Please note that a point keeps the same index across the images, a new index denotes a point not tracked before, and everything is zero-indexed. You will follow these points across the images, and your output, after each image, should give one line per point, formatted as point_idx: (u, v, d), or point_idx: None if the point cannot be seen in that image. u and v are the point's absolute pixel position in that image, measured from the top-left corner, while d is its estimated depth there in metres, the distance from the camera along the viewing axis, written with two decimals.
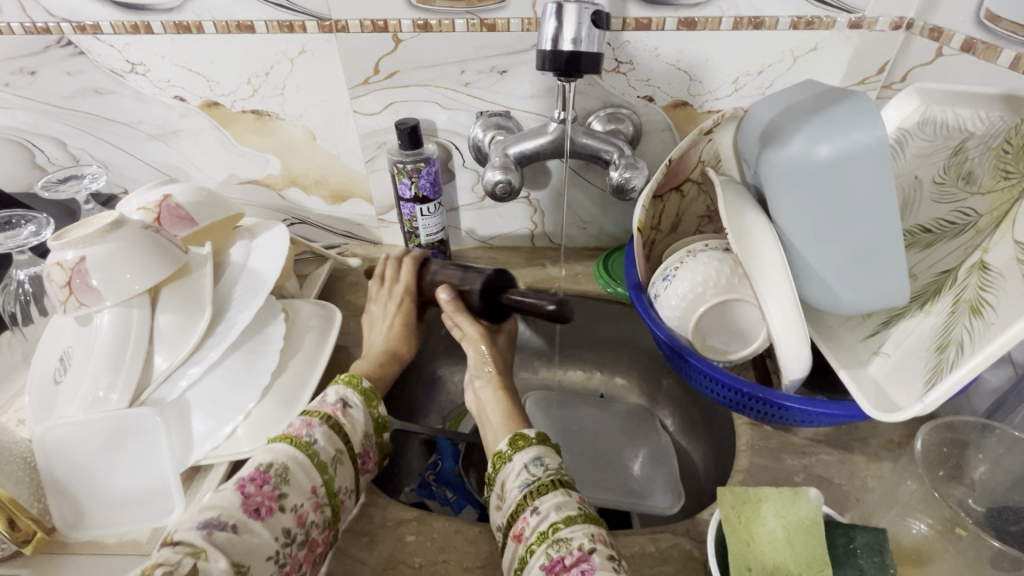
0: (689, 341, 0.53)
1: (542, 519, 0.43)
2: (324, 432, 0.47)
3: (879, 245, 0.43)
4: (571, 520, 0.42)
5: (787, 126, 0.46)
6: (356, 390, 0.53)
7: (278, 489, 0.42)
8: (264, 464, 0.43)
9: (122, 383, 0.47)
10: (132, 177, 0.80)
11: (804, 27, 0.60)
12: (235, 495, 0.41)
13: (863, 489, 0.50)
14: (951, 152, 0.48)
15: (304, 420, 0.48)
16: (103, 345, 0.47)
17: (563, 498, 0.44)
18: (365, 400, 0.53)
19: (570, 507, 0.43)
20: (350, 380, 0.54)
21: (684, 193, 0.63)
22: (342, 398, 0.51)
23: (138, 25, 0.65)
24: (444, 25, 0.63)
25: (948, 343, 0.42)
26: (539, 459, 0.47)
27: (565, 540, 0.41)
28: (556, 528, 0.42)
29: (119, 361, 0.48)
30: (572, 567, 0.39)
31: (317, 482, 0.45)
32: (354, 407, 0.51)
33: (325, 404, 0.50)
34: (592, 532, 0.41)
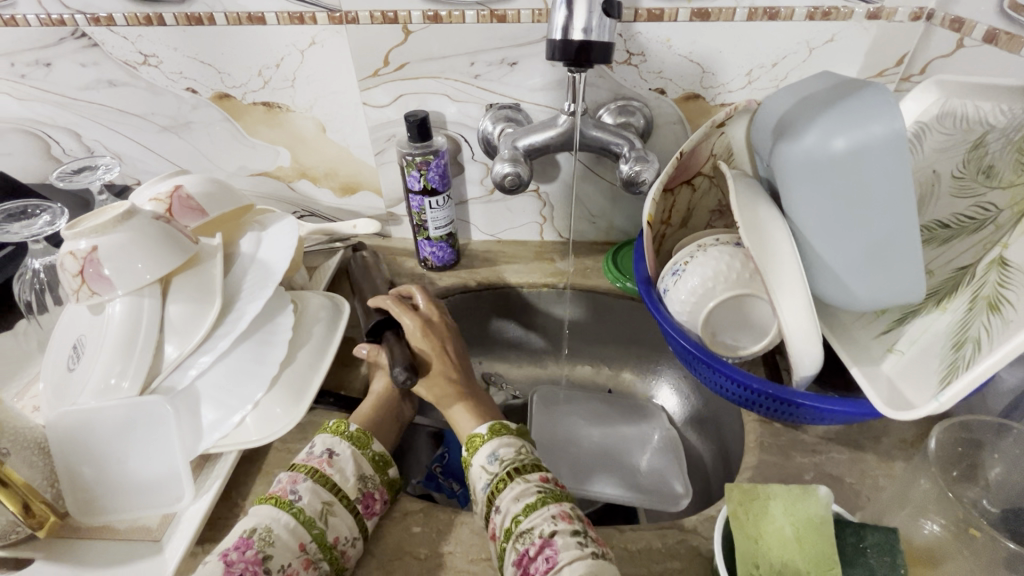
0: (698, 336, 0.53)
1: (504, 516, 0.45)
2: (308, 487, 0.46)
3: (896, 240, 0.42)
4: (531, 509, 0.44)
5: (801, 119, 0.45)
6: (344, 436, 0.51)
7: (261, 553, 0.41)
8: (246, 530, 0.43)
9: (133, 370, 0.48)
10: (145, 169, 0.81)
11: (821, 17, 0.59)
12: (218, 567, 0.40)
13: (874, 489, 0.49)
14: (971, 145, 0.46)
15: (289, 477, 0.47)
16: (115, 332, 0.48)
17: (521, 487, 0.46)
18: (355, 444, 0.51)
19: (530, 495, 0.45)
20: (338, 427, 0.53)
21: (695, 186, 0.62)
22: (327, 448, 0.50)
23: (151, 17, 0.65)
24: (454, 16, 0.62)
25: (965, 341, 0.41)
26: (493, 455, 0.50)
27: (527, 531, 0.43)
28: (518, 521, 0.44)
29: (130, 350, 0.48)
30: (536, 556, 0.41)
31: (306, 538, 0.43)
32: (342, 454, 0.50)
33: (312, 457, 0.49)
34: (553, 514, 0.44)
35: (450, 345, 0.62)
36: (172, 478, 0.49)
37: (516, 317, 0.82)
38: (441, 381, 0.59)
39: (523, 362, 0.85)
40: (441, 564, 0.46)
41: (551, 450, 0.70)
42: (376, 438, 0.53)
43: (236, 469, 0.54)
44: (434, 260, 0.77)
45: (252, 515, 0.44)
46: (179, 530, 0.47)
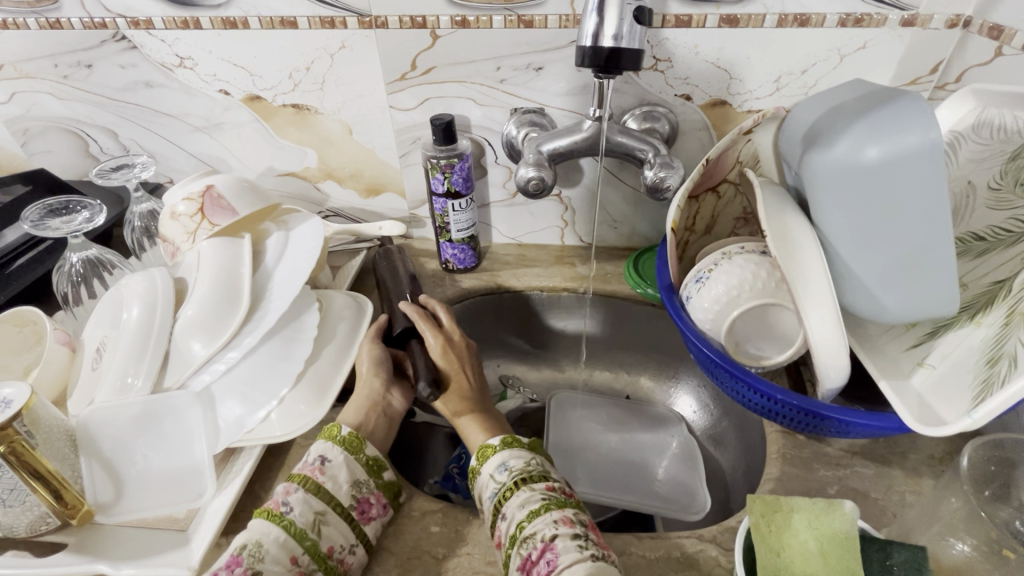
0: (721, 345, 0.52)
1: (510, 522, 0.45)
2: (300, 498, 0.45)
3: (928, 252, 0.41)
4: (535, 515, 0.44)
5: (833, 127, 0.45)
6: (335, 441, 0.51)
7: (251, 570, 0.41)
8: (237, 547, 0.42)
9: (146, 370, 0.50)
10: (177, 167, 0.83)
11: (853, 24, 0.58)
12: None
13: (901, 505, 0.48)
14: (1010, 156, 0.46)
15: (281, 487, 0.46)
16: (130, 337, 0.51)
17: (526, 494, 0.46)
18: (347, 448, 0.50)
19: (534, 502, 0.45)
20: (332, 430, 0.52)
21: (720, 193, 0.62)
22: (320, 454, 0.49)
23: (188, 20, 0.67)
24: (482, 21, 0.63)
25: (1000, 356, 0.40)
26: (502, 464, 0.49)
27: (530, 536, 0.43)
28: (522, 527, 0.44)
29: (144, 350, 0.51)
30: (538, 559, 0.41)
31: (297, 551, 0.43)
32: (335, 461, 0.49)
33: (305, 465, 0.49)
34: (555, 519, 0.44)
35: (469, 363, 0.62)
36: (198, 470, 0.50)
37: (533, 320, 0.82)
38: (457, 398, 0.59)
39: (541, 366, 0.85)
40: (460, 564, 0.47)
41: (568, 456, 0.70)
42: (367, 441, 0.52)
43: (259, 463, 0.55)
44: (455, 263, 0.78)
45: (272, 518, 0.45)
46: (205, 522, 0.48)
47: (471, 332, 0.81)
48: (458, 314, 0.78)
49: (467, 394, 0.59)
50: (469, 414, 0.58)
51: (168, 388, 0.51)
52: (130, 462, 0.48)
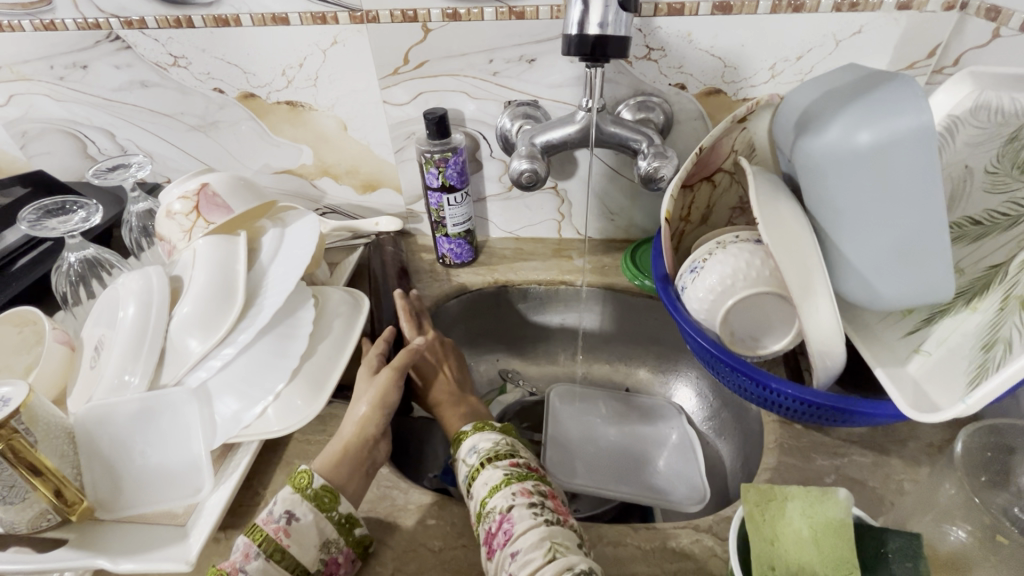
0: (716, 335, 0.52)
1: (475, 501, 0.46)
2: (260, 567, 0.42)
3: (923, 237, 0.40)
4: (495, 489, 0.45)
5: (825, 112, 0.44)
6: (305, 494, 0.46)
7: None
8: None
9: (143, 367, 0.51)
10: (174, 166, 0.84)
11: (848, 9, 0.58)
12: None
13: (899, 493, 0.48)
14: (1006, 139, 0.45)
15: (243, 548, 0.43)
16: (126, 336, 0.51)
17: (489, 472, 0.47)
18: (318, 505, 0.46)
19: (496, 478, 0.46)
20: (300, 478, 0.47)
21: (716, 182, 0.61)
22: (287, 510, 0.45)
23: (181, 19, 0.67)
24: (473, 13, 0.63)
25: (995, 341, 0.40)
26: (473, 448, 0.51)
27: (489, 510, 0.44)
28: (484, 504, 0.45)
29: (140, 347, 0.51)
30: (497, 531, 0.42)
31: None
32: (302, 519, 0.45)
33: (271, 520, 0.44)
34: (513, 492, 0.45)
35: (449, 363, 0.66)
36: (195, 466, 0.50)
37: (531, 314, 0.82)
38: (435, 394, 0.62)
39: (540, 361, 0.85)
40: (456, 556, 0.47)
41: (565, 449, 0.70)
42: (343, 497, 0.47)
43: (256, 459, 0.55)
44: (452, 257, 0.78)
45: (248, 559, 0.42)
46: (202, 517, 0.49)
47: (469, 326, 0.81)
48: (455, 308, 0.78)
49: (450, 391, 0.63)
50: (449, 406, 0.61)
51: (166, 385, 0.51)
52: (128, 458, 0.49)
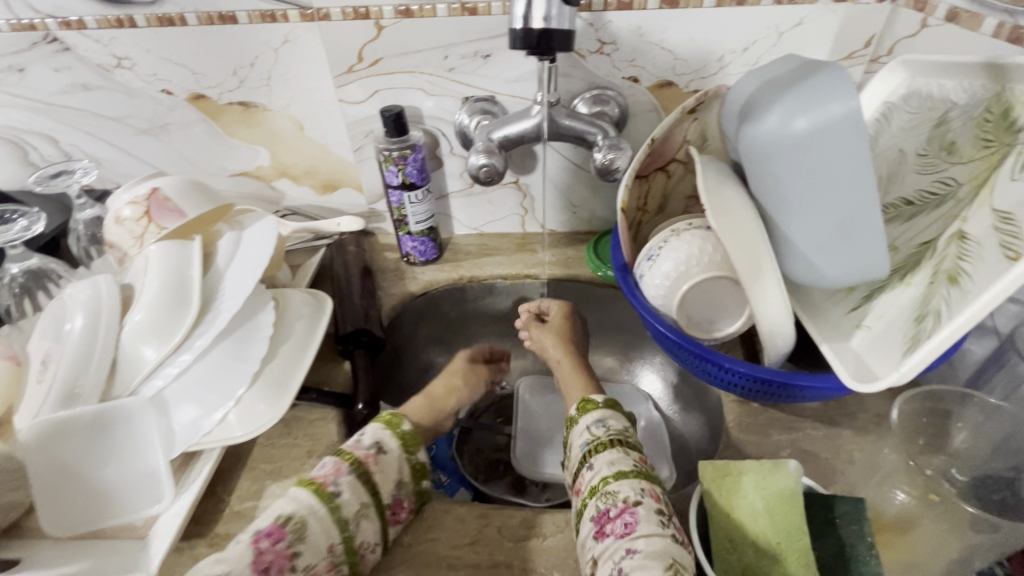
0: (674, 320, 0.53)
1: (595, 474, 0.45)
2: (350, 483, 0.46)
3: (859, 216, 0.42)
4: (622, 475, 0.44)
5: (765, 100, 0.46)
6: (394, 433, 0.51)
7: (291, 548, 0.42)
8: (281, 516, 0.43)
9: (92, 379, 0.49)
10: (123, 172, 0.81)
11: (788, 2, 0.60)
12: (249, 550, 0.41)
13: (849, 462, 0.50)
14: (934, 123, 0.48)
15: (333, 464, 0.47)
16: (74, 347, 0.49)
17: (618, 455, 0.46)
18: (402, 444, 0.51)
19: (625, 464, 0.45)
20: (390, 420, 0.53)
21: (670, 172, 0.63)
22: (377, 442, 0.50)
23: (122, 19, 0.65)
24: (426, 9, 0.62)
25: (926, 313, 0.42)
26: (601, 421, 0.50)
27: (612, 492, 0.43)
28: (606, 482, 0.44)
29: (89, 358, 0.50)
30: (616, 518, 0.41)
31: (335, 540, 0.44)
32: (387, 454, 0.50)
33: (359, 447, 0.49)
34: (642, 487, 0.43)
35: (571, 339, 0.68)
36: (153, 478, 0.49)
37: (499, 309, 0.82)
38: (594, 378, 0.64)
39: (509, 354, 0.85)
40: (426, 550, 0.48)
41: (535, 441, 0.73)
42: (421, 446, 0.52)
43: (219, 466, 0.54)
44: (416, 255, 0.78)
45: (292, 499, 0.45)
46: (159, 530, 0.48)
47: (437, 324, 0.82)
48: (421, 306, 0.79)
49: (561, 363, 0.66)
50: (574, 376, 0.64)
51: (120, 396, 0.50)
52: (83, 472, 0.47)
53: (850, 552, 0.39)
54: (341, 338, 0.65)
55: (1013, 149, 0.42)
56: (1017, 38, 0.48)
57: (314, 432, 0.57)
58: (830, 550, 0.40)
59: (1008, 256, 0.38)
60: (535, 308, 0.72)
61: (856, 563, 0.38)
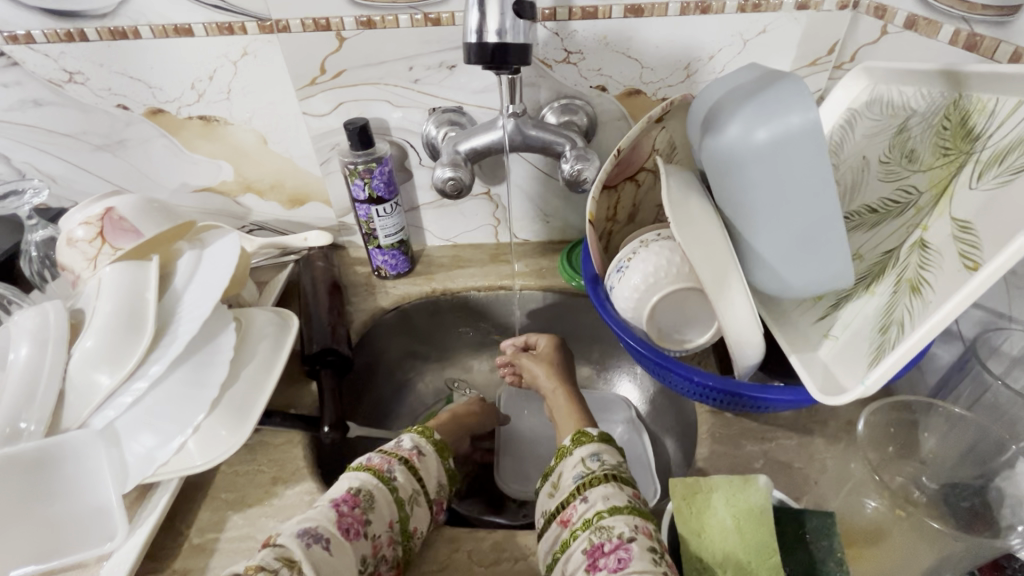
0: (645, 332, 0.53)
1: (589, 507, 0.44)
2: (402, 471, 0.49)
3: (821, 227, 0.42)
4: (617, 510, 0.43)
5: (726, 110, 0.45)
6: (430, 440, 0.54)
7: (365, 514, 0.44)
8: (353, 487, 0.46)
9: (38, 412, 0.47)
10: (80, 189, 0.78)
11: (751, 10, 0.60)
12: (330, 513, 0.43)
13: (821, 472, 0.50)
14: (896, 130, 0.49)
15: (384, 457, 0.50)
16: (16, 379, 0.47)
17: (613, 490, 0.45)
18: (439, 451, 0.54)
19: (619, 499, 0.44)
20: (424, 430, 0.55)
21: (639, 182, 0.62)
22: (416, 445, 0.53)
23: (72, 33, 0.63)
24: (388, 20, 0.61)
25: (890, 323, 0.42)
26: (596, 454, 0.49)
27: (607, 527, 0.42)
28: (600, 516, 0.43)
29: (34, 390, 0.47)
30: (610, 553, 0.40)
31: (395, 518, 0.46)
32: (429, 454, 0.53)
33: (401, 447, 0.52)
34: (636, 523, 0.42)
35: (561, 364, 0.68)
36: (105, 513, 0.47)
37: (474, 321, 0.81)
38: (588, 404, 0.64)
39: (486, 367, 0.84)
40: None
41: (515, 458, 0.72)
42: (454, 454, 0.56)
43: (179, 496, 0.52)
44: (387, 269, 0.76)
45: (355, 478, 0.47)
46: (112, 566, 0.45)
47: (410, 337, 0.80)
48: (394, 320, 0.77)
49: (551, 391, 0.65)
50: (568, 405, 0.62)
51: (67, 429, 0.48)
52: (27, 511, 0.45)
53: (821, 568, 0.39)
54: (308, 358, 0.63)
55: (970, 157, 0.42)
56: (973, 45, 0.47)
57: (278, 457, 0.55)
58: (801, 566, 0.39)
59: (968, 267, 0.37)
60: (521, 342, 0.73)
61: None
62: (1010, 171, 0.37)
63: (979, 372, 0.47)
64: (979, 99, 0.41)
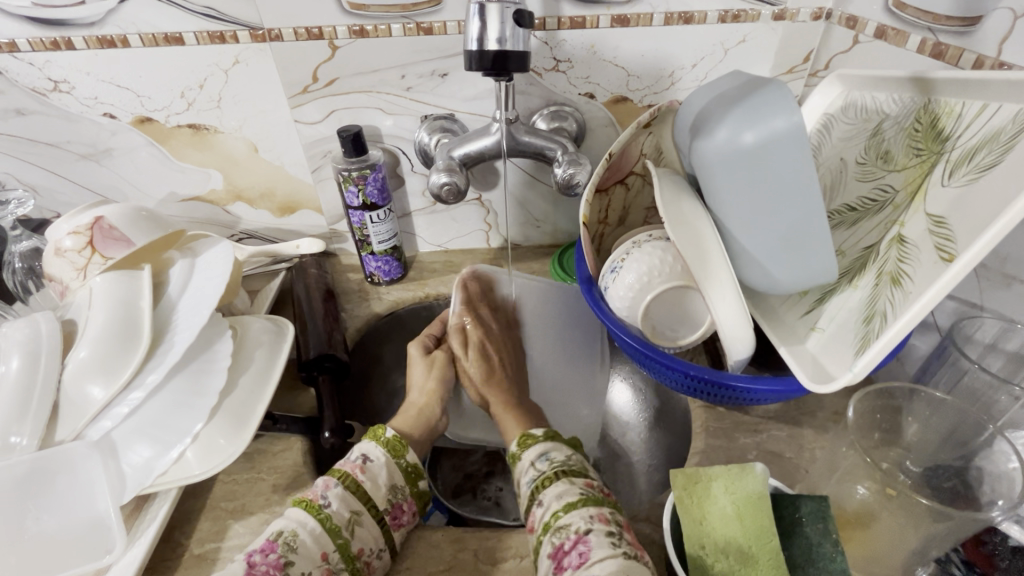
0: (639, 330, 0.54)
1: (545, 509, 0.45)
2: (339, 494, 0.46)
3: (806, 225, 0.44)
4: (571, 506, 0.44)
5: (714, 115, 0.48)
6: (379, 441, 0.51)
7: (284, 559, 0.41)
8: (273, 533, 0.43)
9: (30, 426, 0.46)
10: (63, 200, 0.77)
11: (732, 20, 0.63)
12: (242, 566, 0.41)
13: (811, 461, 0.52)
14: (871, 133, 0.52)
15: (323, 483, 0.47)
16: (7, 393, 0.45)
17: (565, 486, 0.46)
18: (391, 451, 0.51)
19: (571, 495, 0.45)
20: (376, 431, 0.53)
21: (629, 185, 0.64)
22: (363, 453, 0.50)
23: (58, 41, 0.62)
24: (380, 30, 0.62)
25: (874, 314, 0.44)
26: (543, 455, 0.50)
27: (563, 526, 0.43)
28: (557, 516, 0.44)
29: (27, 403, 0.46)
30: (570, 550, 0.41)
31: (329, 548, 0.43)
32: (376, 461, 0.50)
33: (346, 462, 0.49)
34: (590, 514, 0.43)
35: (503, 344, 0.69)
36: (102, 527, 0.46)
37: None
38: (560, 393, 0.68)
39: None
40: None
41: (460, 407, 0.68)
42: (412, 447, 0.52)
43: (178, 506, 0.51)
44: (381, 275, 0.77)
45: (286, 516, 0.45)
46: None
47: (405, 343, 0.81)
48: (387, 326, 0.78)
49: (505, 384, 0.65)
50: (507, 408, 0.62)
51: (61, 441, 0.47)
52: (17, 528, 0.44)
53: (817, 550, 0.40)
54: (304, 364, 0.63)
55: (940, 157, 0.44)
56: (939, 54, 0.50)
57: (278, 464, 0.55)
58: (799, 549, 0.41)
59: (944, 258, 0.39)
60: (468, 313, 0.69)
61: (822, 560, 0.40)
62: (979, 169, 0.40)
63: (955, 359, 0.50)
64: (947, 104, 0.44)
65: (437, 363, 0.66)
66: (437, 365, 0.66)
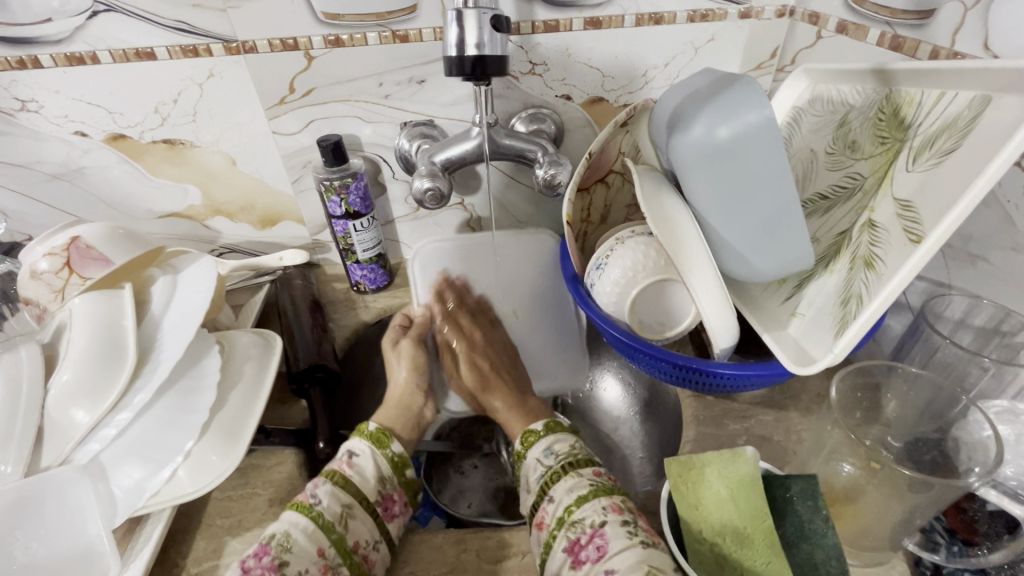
0: (626, 325, 0.55)
1: (557, 505, 0.46)
2: (328, 490, 0.48)
3: (779, 214, 0.45)
4: (583, 499, 0.45)
5: (689, 112, 0.49)
6: (362, 436, 0.55)
7: (279, 559, 0.42)
8: (265, 538, 0.44)
9: (14, 453, 0.45)
10: (35, 222, 0.75)
11: (700, 20, 0.64)
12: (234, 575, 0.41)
13: (798, 442, 0.54)
14: (838, 124, 0.54)
15: (312, 482, 0.49)
16: None
17: (574, 481, 0.47)
18: (375, 443, 0.54)
19: (581, 488, 0.46)
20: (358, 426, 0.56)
21: (609, 184, 0.66)
22: (348, 450, 0.53)
23: (24, 59, 0.60)
24: (356, 38, 0.62)
25: (850, 297, 0.46)
26: (548, 449, 0.52)
27: (579, 520, 0.44)
28: (570, 511, 0.45)
29: (10, 429, 0.45)
30: (587, 544, 0.42)
31: (324, 543, 0.44)
32: (362, 454, 0.52)
33: (333, 460, 0.52)
34: (603, 506, 0.44)
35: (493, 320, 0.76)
36: (94, 551, 0.45)
37: None
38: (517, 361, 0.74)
39: None
40: None
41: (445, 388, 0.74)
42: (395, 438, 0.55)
43: (173, 527, 0.51)
44: (367, 283, 0.77)
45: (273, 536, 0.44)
46: None
47: None
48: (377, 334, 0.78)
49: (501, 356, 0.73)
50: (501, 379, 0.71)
51: (48, 467, 0.46)
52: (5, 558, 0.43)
53: (808, 526, 0.42)
54: (294, 376, 0.62)
55: (904, 144, 0.46)
56: (898, 46, 0.53)
57: (273, 478, 0.54)
58: (791, 527, 0.42)
59: (912, 240, 0.41)
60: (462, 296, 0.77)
61: (814, 535, 0.41)
62: (939, 154, 0.42)
63: (928, 335, 0.52)
64: (908, 94, 0.47)
65: (405, 349, 0.70)
66: (407, 354, 0.70)
